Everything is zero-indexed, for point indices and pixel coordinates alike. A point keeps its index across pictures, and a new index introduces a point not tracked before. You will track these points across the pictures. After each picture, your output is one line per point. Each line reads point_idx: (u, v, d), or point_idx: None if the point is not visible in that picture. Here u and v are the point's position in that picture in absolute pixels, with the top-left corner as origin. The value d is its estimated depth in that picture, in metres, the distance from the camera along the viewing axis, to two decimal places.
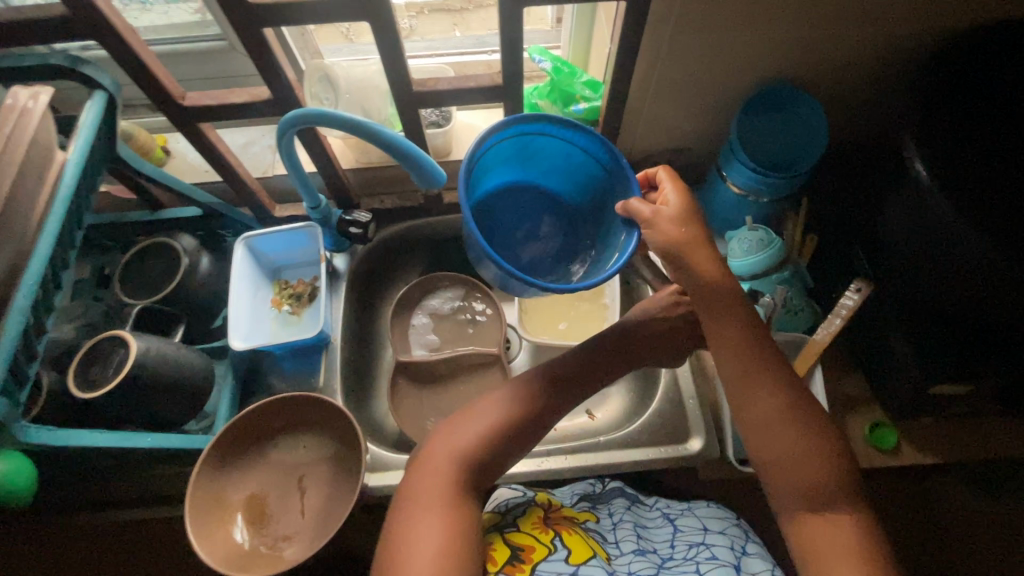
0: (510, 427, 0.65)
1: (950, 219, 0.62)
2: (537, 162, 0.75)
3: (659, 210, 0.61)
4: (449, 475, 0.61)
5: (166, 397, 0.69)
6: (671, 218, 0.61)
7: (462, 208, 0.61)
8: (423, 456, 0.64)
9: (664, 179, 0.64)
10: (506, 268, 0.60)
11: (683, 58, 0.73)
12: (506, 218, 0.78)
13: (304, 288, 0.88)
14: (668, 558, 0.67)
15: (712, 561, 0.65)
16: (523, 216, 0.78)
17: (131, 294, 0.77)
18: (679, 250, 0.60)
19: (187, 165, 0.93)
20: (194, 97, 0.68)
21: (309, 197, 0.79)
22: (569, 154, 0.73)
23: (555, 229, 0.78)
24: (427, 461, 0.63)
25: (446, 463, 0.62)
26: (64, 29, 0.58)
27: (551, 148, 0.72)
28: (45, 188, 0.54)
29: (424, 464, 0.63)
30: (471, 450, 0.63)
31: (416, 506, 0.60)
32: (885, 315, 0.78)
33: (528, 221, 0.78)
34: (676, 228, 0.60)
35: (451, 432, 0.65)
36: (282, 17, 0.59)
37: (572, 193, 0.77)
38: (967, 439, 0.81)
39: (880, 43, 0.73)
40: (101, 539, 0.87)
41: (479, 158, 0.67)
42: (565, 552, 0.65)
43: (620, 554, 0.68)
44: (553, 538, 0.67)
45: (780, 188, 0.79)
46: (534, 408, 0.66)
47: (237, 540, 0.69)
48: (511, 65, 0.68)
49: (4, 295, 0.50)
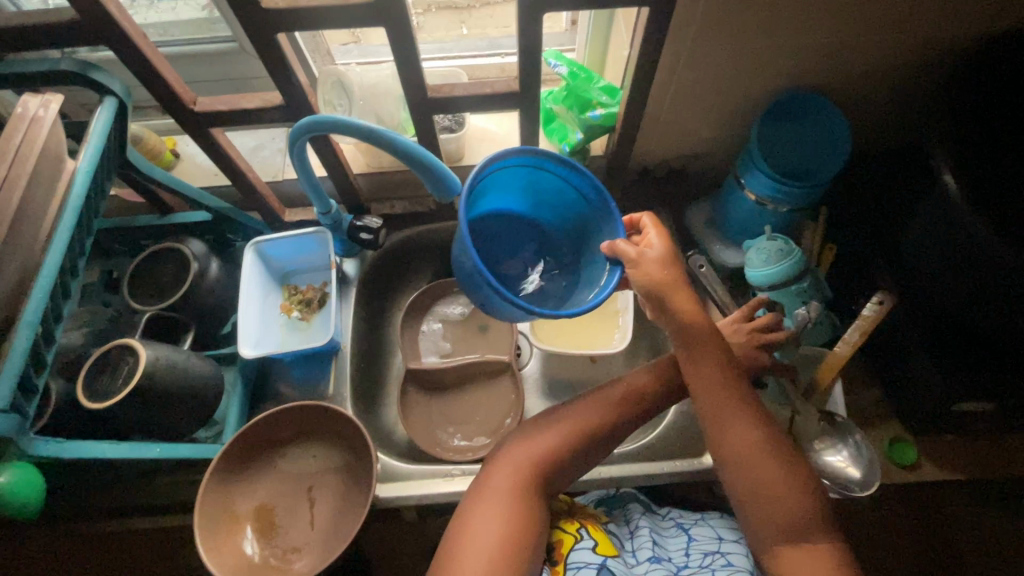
0: (589, 438, 0.65)
1: (980, 232, 0.61)
2: (529, 196, 0.72)
3: (641, 252, 0.61)
4: (520, 477, 0.61)
5: (174, 406, 0.68)
6: (653, 262, 0.61)
7: (460, 223, 0.58)
8: (500, 456, 0.64)
9: (648, 224, 0.64)
10: (499, 289, 0.57)
11: (703, 64, 0.71)
12: (493, 249, 0.73)
13: (314, 294, 0.86)
14: (683, 566, 0.65)
15: (728, 567, 0.63)
16: (510, 251, 0.74)
17: (141, 301, 0.76)
18: (659, 292, 0.60)
19: (196, 168, 0.92)
20: (205, 102, 0.67)
21: (320, 201, 0.77)
22: (561, 191, 0.70)
23: (541, 266, 0.74)
24: (504, 461, 0.63)
25: (521, 465, 0.62)
26: (75, 34, 0.57)
27: (544, 183, 0.70)
28: (54, 196, 0.53)
29: (504, 459, 0.63)
30: (551, 455, 0.63)
31: (484, 503, 0.59)
32: (908, 328, 0.76)
33: (515, 255, 0.74)
34: (659, 272, 0.60)
35: (531, 436, 0.65)
36: (296, 23, 0.58)
37: (562, 229, 0.74)
38: (985, 455, 0.80)
39: (907, 51, 0.71)
40: (110, 544, 0.87)
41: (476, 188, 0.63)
42: (592, 542, 0.66)
43: (637, 563, 0.67)
44: (580, 528, 0.68)
45: (796, 202, 0.77)
46: (610, 421, 0.66)
47: (246, 553, 0.68)
48: (528, 70, 0.66)
49: (13, 309, 0.49)
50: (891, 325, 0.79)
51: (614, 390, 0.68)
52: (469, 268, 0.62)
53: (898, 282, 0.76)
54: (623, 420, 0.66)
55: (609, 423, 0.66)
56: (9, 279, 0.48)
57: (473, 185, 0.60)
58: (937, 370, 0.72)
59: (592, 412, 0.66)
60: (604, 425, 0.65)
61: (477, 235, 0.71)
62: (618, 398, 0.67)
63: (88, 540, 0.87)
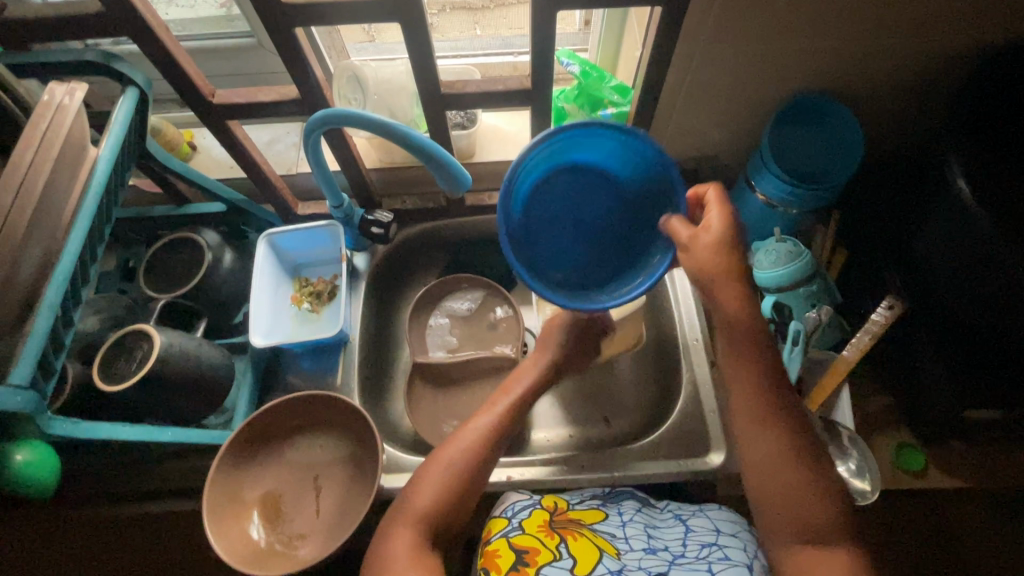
0: (467, 470, 0.62)
1: (997, 248, 0.61)
2: (585, 151, 0.64)
3: (697, 229, 0.57)
4: (418, 539, 0.58)
5: (186, 392, 0.69)
6: (705, 249, 0.56)
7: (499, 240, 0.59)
8: (385, 529, 0.59)
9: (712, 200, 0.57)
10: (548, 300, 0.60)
11: (716, 66, 0.72)
12: (556, 211, 0.66)
13: (324, 287, 0.88)
14: (680, 555, 0.63)
15: (725, 561, 0.61)
16: (578, 210, 0.67)
17: (155, 288, 0.78)
18: (705, 283, 0.57)
19: (212, 161, 0.94)
20: (223, 95, 0.68)
21: (333, 195, 0.79)
22: (629, 146, 0.62)
23: (610, 227, 0.67)
24: (394, 530, 0.59)
25: (410, 533, 0.58)
26: (101, 25, 0.58)
27: (599, 140, 0.62)
28: (76, 182, 0.54)
29: (401, 515, 0.60)
30: (435, 506, 0.60)
31: None
32: (919, 333, 0.75)
33: (582, 215, 0.67)
34: (711, 255, 0.55)
35: (411, 494, 0.61)
36: (314, 18, 0.59)
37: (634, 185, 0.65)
38: (998, 465, 0.79)
39: (926, 55, 0.71)
40: (105, 534, 0.86)
41: (516, 169, 0.59)
42: (570, 562, 0.60)
43: (630, 549, 0.64)
44: (559, 544, 0.63)
45: (808, 204, 0.77)
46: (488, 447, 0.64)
47: (253, 537, 0.69)
48: (540, 66, 0.67)
49: (35, 292, 0.50)
50: (899, 330, 0.79)
51: (463, 434, 0.65)
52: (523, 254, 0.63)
53: (909, 286, 0.76)
54: (487, 456, 0.64)
55: (480, 462, 0.63)
56: (32, 261, 0.49)
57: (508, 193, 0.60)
58: (948, 380, 0.72)
59: (464, 445, 0.64)
60: (474, 469, 0.63)
61: (536, 200, 0.65)
62: (472, 438, 0.64)
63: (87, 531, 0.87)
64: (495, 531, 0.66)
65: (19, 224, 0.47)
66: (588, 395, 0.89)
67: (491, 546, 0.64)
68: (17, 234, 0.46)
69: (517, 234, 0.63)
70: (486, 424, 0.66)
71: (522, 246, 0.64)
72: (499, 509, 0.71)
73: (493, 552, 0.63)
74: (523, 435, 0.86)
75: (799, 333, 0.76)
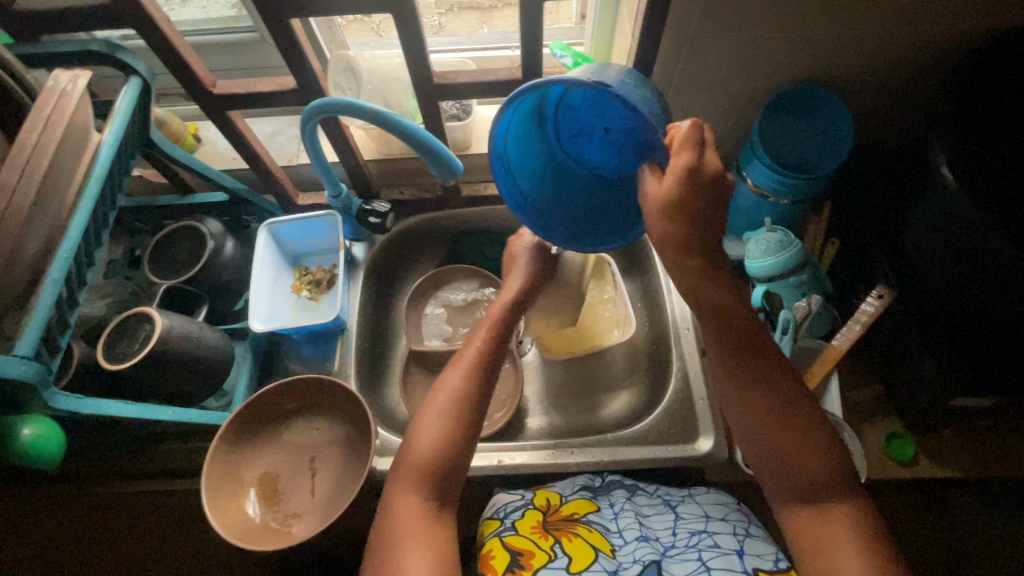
0: (465, 412, 0.60)
1: (984, 234, 0.61)
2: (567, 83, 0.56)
3: (653, 186, 0.52)
4: (422, 498, 0.57)
5: (184, 374, 0.71)
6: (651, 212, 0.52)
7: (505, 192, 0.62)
8: (390, 493, 0.58)
9: (679, 145, 0.50)
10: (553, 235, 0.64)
11: (706, 56, 0.72)
12: (582, 121, 0.63)
13: (323, 275, 0.90)
14: (671, 546, 0.64)
15: (716, 549, 0.62)
16: (604, 116, 0.61)
17: (158, 275, 0.80)
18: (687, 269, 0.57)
19: (216, 153, 0.97)
20: (224, 85, 0.71)
21: (331, 184, 0.81)
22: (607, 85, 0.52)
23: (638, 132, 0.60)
24: (399, 491, 0.57)
25: (415, 490, 0.57)
26: (105, 18, 0.61)
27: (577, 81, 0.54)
28: (79, 167, 0.57)
29: (404, 470, 0.58)
30: (438, 457, 0.58)
31: (399, 542, 0.54)
32: (907, 324, 0.75)
33: (610, 120, 0.61)
34: (658, 215, 0.51)
35: (410, 447, 0.59)
36: (310, 9, 0.61)
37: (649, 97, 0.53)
38: (988, 456, 0.80)
39: (915, 46, 0.71)
40: (104, 517, 0.88)
41: (494, 143, 0.58)
42: (565, 561, 0.62)
43: (624, 543, 0.65)
44: (554, 544, 0.64)
45: (796, 194, 0.79)
46: (482, 384, 0.62)
47: (249, 514, 0.71)
48: (530, 57, 0.68)
49: (40, 269, 0.53)
50: (888, 321, 0.79)
51: (454, 374, 0.62)
52: (532, 188, 0.64)
53: (900, 279, 0.76)
54: (481, 393, 0.62)
55: (473, 405, 0.61)
56: (38, 240, 0.52)
57: (501, 149, 0.60)
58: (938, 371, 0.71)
59: (459, 381, 0.62)
60: (470, 414, 0.60)
61: (561, 117, 0.63)
62: (463, 374, 0.62)
63: (79, 516, 0.88)
64: (488, 533, 0.67)
65: (24, 203, 0.49)
66: (580, 383, 0.90)
67: (485, 547, 0.65)
68: (22, 213, 0.49)
69: (539, 177, 0.64)
70: (476, 356, 0.64)
71: (550, 177, 0.65)
72: (490, 511, 0.72)
73: (488, 553, 0.64)
74: (517, 422, 0.88)
75: (789, 322, 0.76)
